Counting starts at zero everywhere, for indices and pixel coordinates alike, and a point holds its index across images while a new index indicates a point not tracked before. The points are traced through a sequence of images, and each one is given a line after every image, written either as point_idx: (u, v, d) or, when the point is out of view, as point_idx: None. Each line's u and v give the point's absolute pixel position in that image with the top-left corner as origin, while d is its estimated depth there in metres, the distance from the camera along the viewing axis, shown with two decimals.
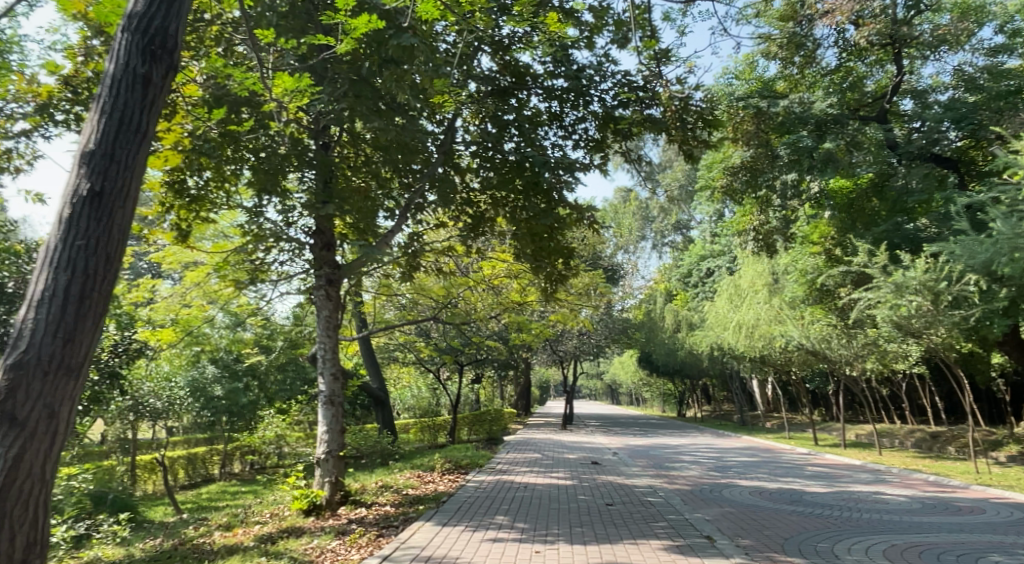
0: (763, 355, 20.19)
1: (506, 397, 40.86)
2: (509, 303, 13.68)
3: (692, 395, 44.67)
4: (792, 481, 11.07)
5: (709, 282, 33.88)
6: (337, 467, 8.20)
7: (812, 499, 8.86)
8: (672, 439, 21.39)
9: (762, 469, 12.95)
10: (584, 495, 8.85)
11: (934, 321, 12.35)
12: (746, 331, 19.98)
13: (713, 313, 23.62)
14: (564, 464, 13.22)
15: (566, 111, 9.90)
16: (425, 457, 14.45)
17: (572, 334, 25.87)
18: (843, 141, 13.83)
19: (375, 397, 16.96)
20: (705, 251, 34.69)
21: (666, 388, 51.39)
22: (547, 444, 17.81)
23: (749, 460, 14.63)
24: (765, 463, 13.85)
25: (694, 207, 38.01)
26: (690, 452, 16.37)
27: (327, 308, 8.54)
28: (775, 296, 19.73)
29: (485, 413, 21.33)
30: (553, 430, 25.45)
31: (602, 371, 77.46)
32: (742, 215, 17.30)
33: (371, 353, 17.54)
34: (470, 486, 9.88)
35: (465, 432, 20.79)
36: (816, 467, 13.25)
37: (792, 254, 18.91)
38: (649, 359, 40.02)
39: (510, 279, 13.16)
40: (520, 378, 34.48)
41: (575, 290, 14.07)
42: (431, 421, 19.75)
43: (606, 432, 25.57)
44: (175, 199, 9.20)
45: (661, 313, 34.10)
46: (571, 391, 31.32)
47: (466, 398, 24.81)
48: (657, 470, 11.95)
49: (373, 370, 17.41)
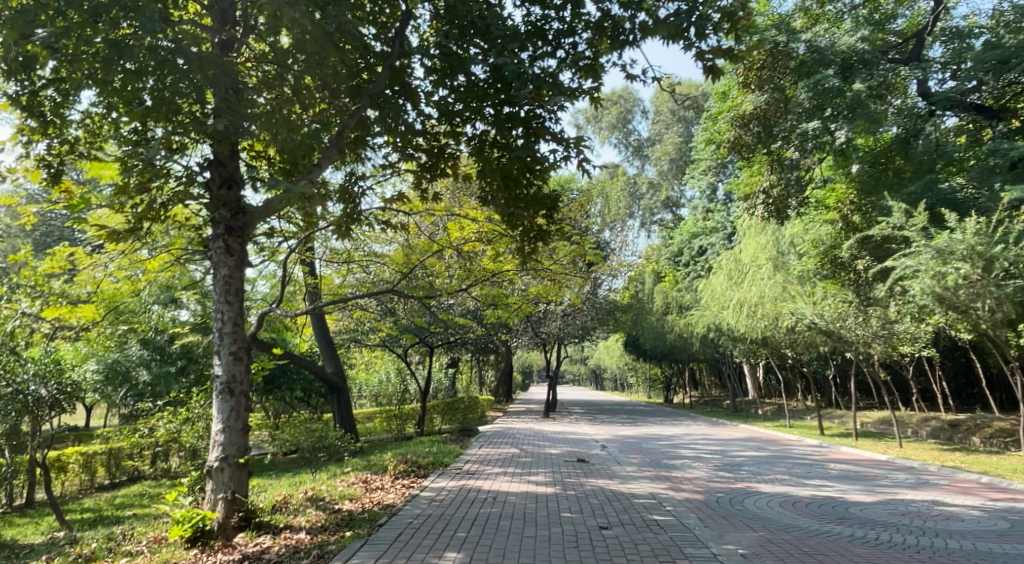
0: (766, 336, 18.29)
1: (487, 383, 38.89)
2: (483, 272, 11.52)
3: (679, 380, 42.94)
4: (822, 485, 9.11)
5: (700, 260, 31.94)
6: (236, 479, 6.05)
7: (863, 514, 6.89)
8: (664, 429, 19.44)
9: (778, 467, 10.98)
10: (569, 512, 6.77)
11: (984, 292, 10.45)
12: (748, 310, 18.02)
13: (710, 292, 21.65)
14: (546, 461, 11.18)
15: (550, 20, 7.59)
16: (384, 454, 12.39)
17: (556, 315, 23.82)
18: (872, 84, 11.84)
19: (331, 384, 14.85)
20: (696, 229, 32.67)
21: (653, 372, 49.65)
22: (527, 437, 15.78)
23: (757, 455, 12.69)
24: (779, 460, 11.93)
25: (685, 183, 36.01)
26: (688, 446, 14.38)
27: (226, 265, 6.34)
28: (781, 271, 17.80)
29: (459, 402, 19.36)
30: (535, 419, 23.46)
31: (587, 356, 75.78)
32: (750, 176, 15.25)
33: (325, 332, 15.35)
34: (424, 496, 7.79)
35: (437, 421, 18.70)
36: (838, 465, 11.34)
37: (803, 223, 16.91)
38: (636, 343, 38.11)
39: (483, 245, 11.00)
40: (500, 362, 32.46)
41: (562, 255, 11.86)
42: (396, 410, 17.68)
43: (592, 420, 23.62)
44: (34, 121, 6.90)
45: (650, 294, 32.19)
46: (554, 375, 29.33)
47: (440, 384, 22.72)
48: (657, 471, 9.95)
49: (328, 352, 15.22)
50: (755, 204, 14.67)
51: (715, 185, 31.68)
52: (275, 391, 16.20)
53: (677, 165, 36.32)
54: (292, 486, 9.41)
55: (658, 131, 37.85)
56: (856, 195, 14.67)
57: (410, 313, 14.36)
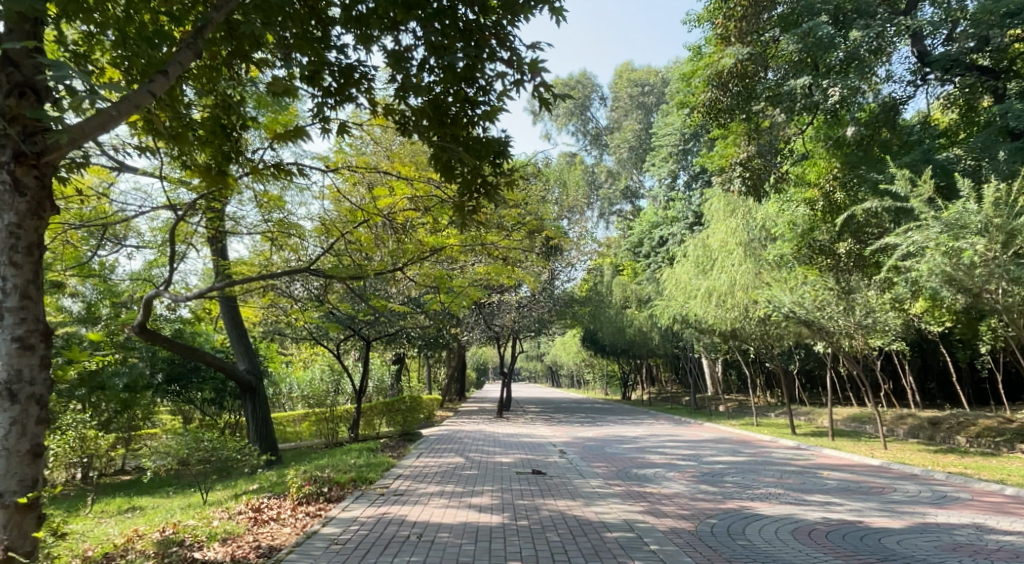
0: (735, 328, 16.79)
1: (438, 380, 36.85)
2: (419, 246, 9.72)
3: (637, 376, 41.69)
4: (824, 501, 7.51)
5: (660, 251, 30.52)
6: (19, 526, 4.12)
7: (902, 550, 5.29)
8: (626, 430, 17.83)
9: (765, 477, 9.36)
10: (517, 558, 4.97)
11: (1001, 272, 9.01)
12: (716, 300, 16.39)
13: (675, 281, 20.12)
14: (494, 474, 9.35)
15: None
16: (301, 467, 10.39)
17: (509, 306, 21.91)
18: (871, 34, 10.30)
19: (246, 383, 12.76)
20: (657, 218, 31.28)
21: (609, 369, 48.35)
22: (474, 441, 13.91)
23: (735, 461, 11.10)
24: (761, 467, 10.34)
25: (645, 172, 34.55)
26: (656, 450, 12.74)
27: (13, 209, 4.28)
28: (753, 256, 16.34)
29: (400, 402, 17.14)
30: (485, 420, 21.56)
31: (543, 352, 74.50)
32: (725, 148, 13.66)
33: (238, 323, 13.23)
34: (326, 532, 5.86)
35: (375, 423, 16.67)
36: (831, 473, 9.78)
37: (779, 202, 15.42)
38: (594, 338, 36.59)
39: (419, 214, 9.12)
40: (451, 358, 30.48)
41: (515, 229, 10.14)
42: (327, 412, 15.63)
43: (547, 420, 21.85)
44: None
45: (608, 287, 30.71)
46: (509, 372, 27.50)
47: (381, 383, 20.62)
48: (626, 486, 8.22)
49: (242, 346, 13.08)
50: (729, 177, 13.06)
51: (677, 173, 30.29)
52: (182, 393, 14.20)
53: (636, 154, 34.83)
54: (162, 517, 7.37)
55: (617, 119, 36.33)
56: (839, 170, 13.17)
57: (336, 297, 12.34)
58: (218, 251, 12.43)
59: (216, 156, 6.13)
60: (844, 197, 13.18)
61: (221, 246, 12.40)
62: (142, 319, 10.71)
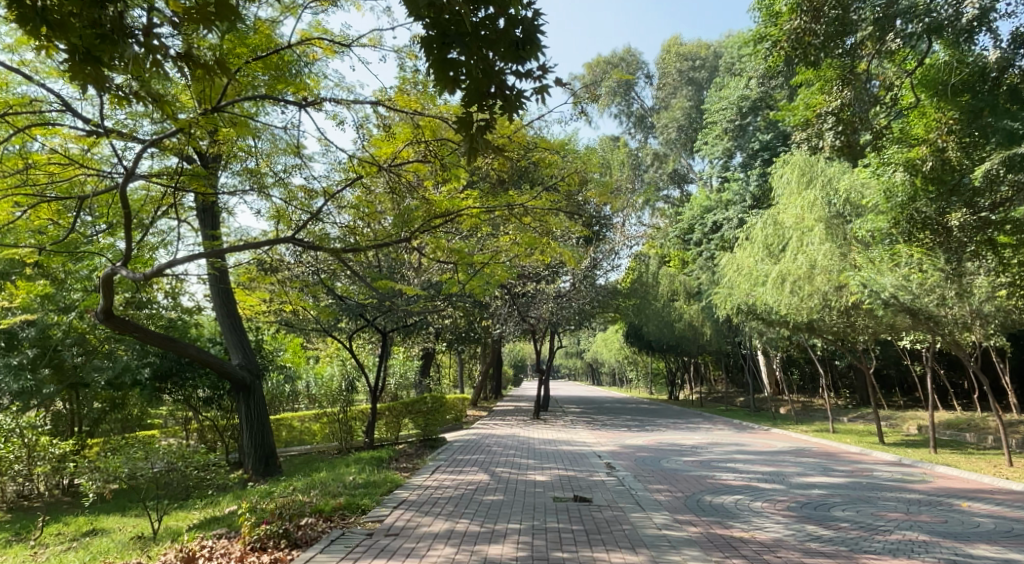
0: (811, 320, 14.33)
1: (473, 378, 34.95)
2: (428, 208, 7.72)
3: (685, 374, 39.12)
4: (1002, 560, 5.18)
5: (713, 238, 27.92)
6: None
7: None
8: (681, 437, 15.54)
9: (887, 510, 7.04)
10: None
11: None
12: (790, 285, 13.96)
13: (737, 266, 17.67)
14: (524, 501, 7.27)
15: None
16: (289, 487, 8.47)
17: (548, 297, 19.72)
18: None
19: (237, 380, 10.92)
20: (709, 202, 28.67)
21: (654, 367, 45.90)
22: (506, 451, 11.85)
23: (832, 483, 8.78)
24: (872, 494, 7.98)
25: (695, 154, 31.87)
26: (725, 466, 10.47)
27: None
28: (835, 234, 13.85)
29: (423, 402, 15.10)
30: (521, 422, 19.42)
31: (583, 349, 72.24)
32: (808, 100, 11.24)
33: (231, 310, 11.41)
34: None
35: (397, 426, 14.76)
36: (973, 504, 7.39)
37: (868, 169, 12.92)
38: (639, 333, 34.11)
39: (429, 165, 7.28)
40: (485, 353, 28.43)
41: (549, 188, 8.05)
42: (340, 414, 13.77)
43: (589, 424, 19.60)
44: None
45: (655, 276, 28.26)
46: (547, 369, 25.35)
47: (406, 379, 18.68)
48: (704, 528, 6.05)
49: (235, 338, 11.28)
50: (819, 131, 10.64)
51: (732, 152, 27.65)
52: (173, 393, 12.45)
53: (686, 135, 32.12)
54: None
55: (664, 98, 33.67)
56: (955, 121, 10.32)
57: (354, 268, 10.62)
58: (207, 224, 10.61)
59: (97, 43, 4.15)
60: (960, 156, 10.33)
61: (210, 218, 10.60)
62: (105, 304, 8.93)
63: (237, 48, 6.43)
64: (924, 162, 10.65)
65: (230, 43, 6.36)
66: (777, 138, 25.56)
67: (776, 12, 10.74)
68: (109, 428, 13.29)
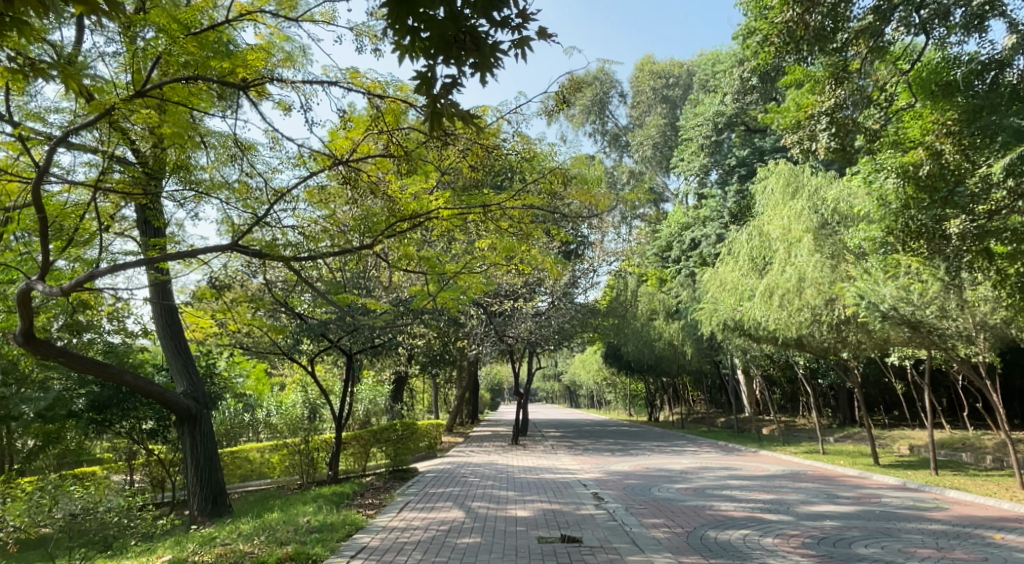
0: (801, 335, 13.67)
1: (448, 402, 33.84)
2: (392, 210, 6.90)
3: (665, 395, 38.46)
4: None
5: (692, 256, 27.41)
6: None
7: None
8: (667, 461, 14.71)
9: (915, 546, 6.23)
10: None
11: None
12: (780, 299, 13.28)
13: (720, 281, 17.00)
14: (505, 544, 6.30)
15: None
16: (234, 532, 7.39)
17: (524, 315, 18.84)
18: None
19: (182, 410, 9.83)
20: (687, 219, 28.20)
21: (633, 389, 45.21)
22: (481, 481, 10.87)
23: (843, 513, 7.97)
24: (891, 525, 7.17)
25: (670, 171, 31.48)
26: (721, 494, 9.62)
27: None
28: (825, 245, 13.24)
29: (392, 430, 14.02)
30: (498, 448, 18.43)
31: (559, 371, 71.45)
32: (798, 101, 10.62)
33: (175, 331, 10.36)
34: None
35: (365, 456, 13.69)
36: (1005, 536, 6.62)
37: (857, 176, 12.35)
38: (618, 353, 33.38)
39: (392, 160, 6.48)
40: (460, 377, 27.39)
41: (527, 187, 7.27)
42: (301, 445, 12.65)
43: (569, 449, 18.69)
44: None
45: (634, 296, 27.60)
46: (524, 392, 24.37)
47: (374, 405, 17.61)
48: None
49: (180, 363, 10.23)
50: (811, 133, 10.04)
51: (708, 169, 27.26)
52: (112, 426, 11.26)
53: (662, 152, 31.72)
54: None
55: (638, 116, 33.32)
56: (954, 122, 9.73)
57: (314, 282, 9.70)
58: (147, 231, 9.70)
59: None
60: (959, 159, 9.74)
61: (152, 226, 9.72)
62: (22, 326, 7.83)
63: (168, 24, 5.59)
64: (920, 167, 10.09)
65: (159, 17, 5.55)
66: (753, 153, 25.17)
67: (764, 7, 10.16)
68: (42, 464, 12.03)
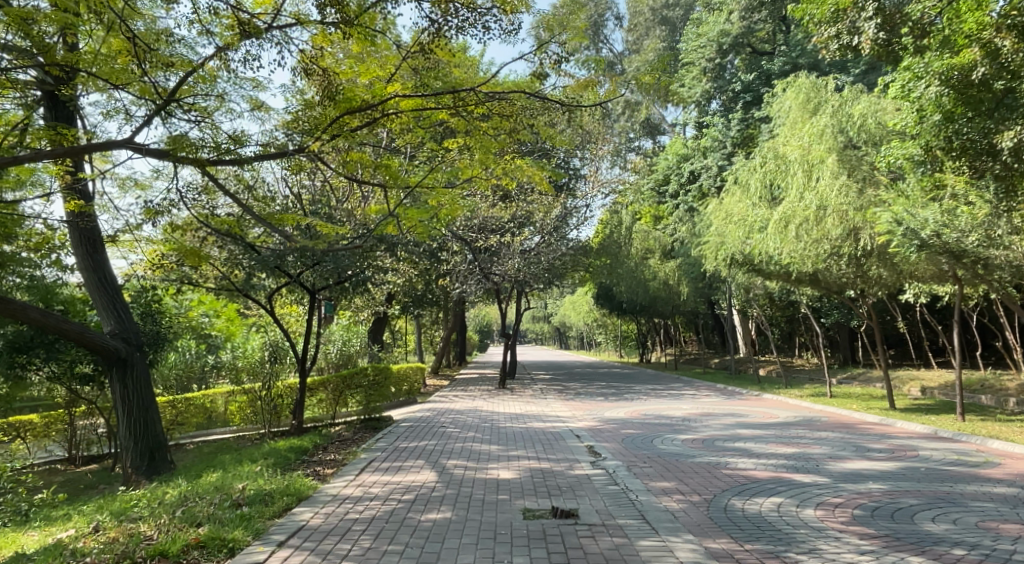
0: (818, 269, 12.30)
1: (435, 344, 32.72)
2: (335, 100, 5.39)
3: (658, 336, 37.48)
4: None
5: (690, 190, 25.86)
6: None
7: None
8: (666, 407, 13.59)
9: (993, 519, 4.94)
10: None
11: None
12: (797, 229, 11.87)
13: (727, 212, 15.51)
14: (480, 521, 4.97)
15: None
16: (156, 500, 6.09)
17: (513, 251, 17.32)
18: None
19: (110, 353, 8.39)
20: (685, 151, 26.49)
21: (625, 330, 44.26)
22: (461, 433, 9.59)
23: (882, 471, 6.72)
24: (949, 489, 5.92)
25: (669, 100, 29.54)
26: (734, 447, 8.39)
27: None
28: (850, 168, 11.73)
29: (364, 375, 12.69)
30: (483, 393, 17.27)
31: (551, 313, 70.58)
32: None
33: (95, 260, 8.82)
34: None
35: (334, 403, 12.39)
36: None
37: (893, 86, 10.72)
38: (611, 294, 32.15)
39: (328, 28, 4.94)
40: (446, 318, 26.10)
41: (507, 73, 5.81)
42: (261, 392, 11.32)
43: (560, 393, 17.54)
44: None
45: (628, 233, 26.12)
46: (513, 332, 23.11)
47: (350, 348, 16.30)
48: None
49: (104, 298, 8.74)
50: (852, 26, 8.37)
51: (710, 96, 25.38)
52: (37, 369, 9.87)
53: None
54: None
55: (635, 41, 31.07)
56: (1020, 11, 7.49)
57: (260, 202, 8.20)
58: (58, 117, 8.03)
59: None
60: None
61: (62, 109, 8.05)
62: None
63: None
64: (973, 70, 8.05)
65: None
66: (758, 78, 23.26)
67: None
68: None
